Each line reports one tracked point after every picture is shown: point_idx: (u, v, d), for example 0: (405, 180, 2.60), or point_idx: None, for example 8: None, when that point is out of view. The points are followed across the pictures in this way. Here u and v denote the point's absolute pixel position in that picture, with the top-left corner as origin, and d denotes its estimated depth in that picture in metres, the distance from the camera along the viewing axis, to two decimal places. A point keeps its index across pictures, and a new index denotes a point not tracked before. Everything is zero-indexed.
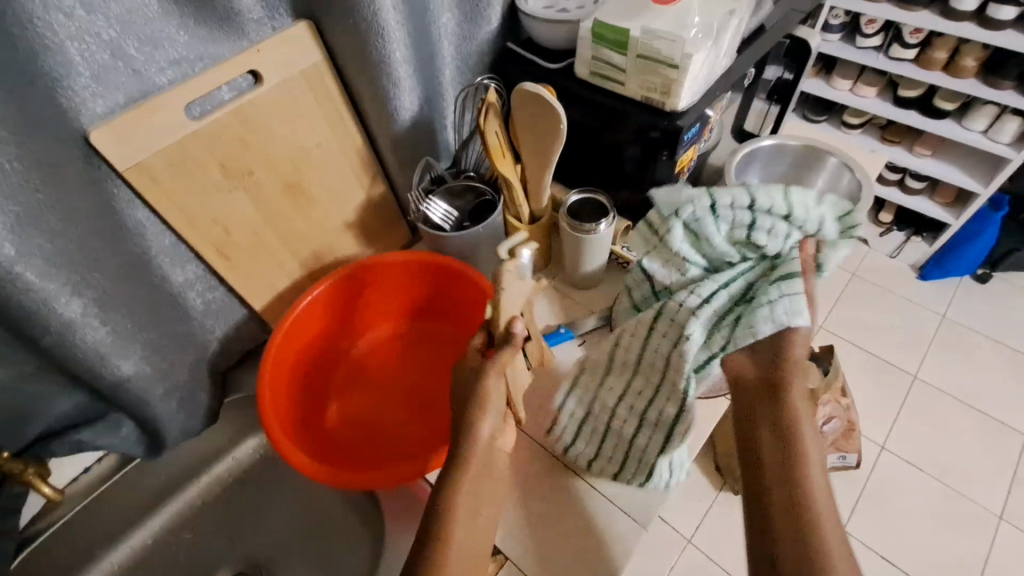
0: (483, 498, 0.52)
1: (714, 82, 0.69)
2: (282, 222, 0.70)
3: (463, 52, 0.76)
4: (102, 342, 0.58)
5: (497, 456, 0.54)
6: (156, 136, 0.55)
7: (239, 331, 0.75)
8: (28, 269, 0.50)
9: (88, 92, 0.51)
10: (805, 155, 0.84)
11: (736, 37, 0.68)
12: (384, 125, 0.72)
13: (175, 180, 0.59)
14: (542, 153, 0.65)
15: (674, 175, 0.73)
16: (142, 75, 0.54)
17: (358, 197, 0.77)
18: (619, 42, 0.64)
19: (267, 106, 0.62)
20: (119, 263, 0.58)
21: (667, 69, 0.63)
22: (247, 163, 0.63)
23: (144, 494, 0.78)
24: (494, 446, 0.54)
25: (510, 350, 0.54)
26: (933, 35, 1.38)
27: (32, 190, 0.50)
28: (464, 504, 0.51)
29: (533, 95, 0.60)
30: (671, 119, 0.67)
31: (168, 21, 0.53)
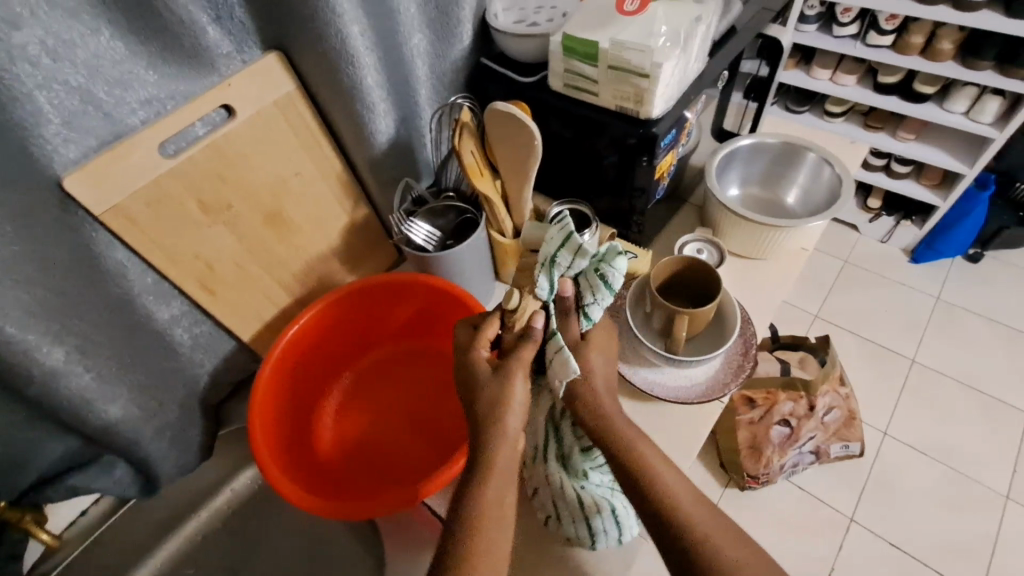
0: (510, 502, 0.49)
1: (688, 87, 0.69)
2: (265, 252, 0.70)
3: (438, 71, 0.76)
4: (88, 387, 0.58)
5: (518, 460, 0.51)
6: (132, 177, 0.55)
7: (229, 363, 0.75)
8: (7, 323, 0.50)
9: (59, 139, 0.51)
10: (785, 152, 0.84)
11: (707, 40, 0.68)
12: (362, 149, 0.72)
13: (153, 219, 0.59)
14: (520, 170, 0.65)
15: (654, 181, 0.74)
16: (114, 118, 0.54)
17: (341, 220, 0.77)
18: (589, 54, 0.64)
19: (242, 140, 0.62)
20: (101, 306, 0.58)
21: (638, 78, 0.63)
22: (225, 197, 0.63)
23: (143, 533, 0.78)
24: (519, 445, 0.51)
25: (530, 345, 0.54)
26: (908, 21, 1.39)
27: (8, 242, 0.49)
28: (490, 515, 0.47)
29: (504, 113, 0.60)
30: (647, 127, 0.67)
31: (136, 62, 0.53)
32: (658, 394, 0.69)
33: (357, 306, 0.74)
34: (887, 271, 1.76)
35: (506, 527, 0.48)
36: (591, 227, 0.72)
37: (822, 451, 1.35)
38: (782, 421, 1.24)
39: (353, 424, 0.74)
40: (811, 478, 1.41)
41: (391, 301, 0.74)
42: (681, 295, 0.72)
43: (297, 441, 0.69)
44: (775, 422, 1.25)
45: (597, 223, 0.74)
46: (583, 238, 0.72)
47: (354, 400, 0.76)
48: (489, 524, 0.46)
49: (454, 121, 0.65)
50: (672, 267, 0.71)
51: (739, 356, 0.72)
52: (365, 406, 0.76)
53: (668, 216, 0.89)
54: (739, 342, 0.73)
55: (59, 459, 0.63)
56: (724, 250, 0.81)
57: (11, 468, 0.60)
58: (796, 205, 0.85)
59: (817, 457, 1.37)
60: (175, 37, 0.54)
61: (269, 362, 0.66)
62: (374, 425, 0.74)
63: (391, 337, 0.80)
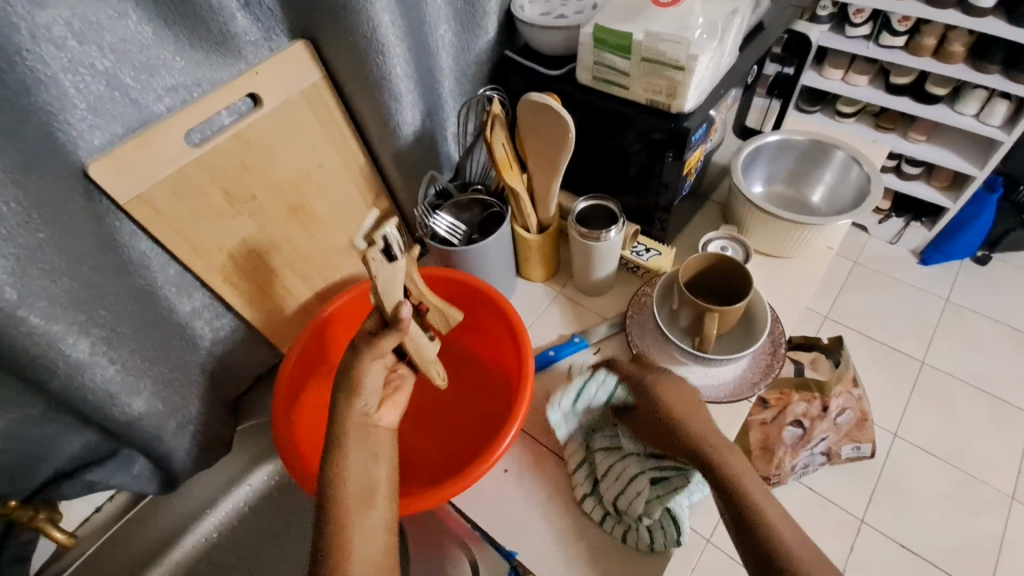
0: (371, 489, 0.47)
1: (718, 82, 0.68)
2: (288, 244, 0.69)
3: (462, 63, 0.75)
4: (111, 381, 0.57)
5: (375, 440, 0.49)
6: (157, 165, 0.54)
7: (249, 358, 0.74)
8: (32, 313, 0.48)
9: (86, 125, 0.49)
10: (810, 151, 0.83)
11: (739, 35, 0.67)
12: (386, 142, 0.71)
13: (177, 209, 0.57)
14: (550, 164, 0.64)
15: (682, 176, 0.72)
16: (140, 104, 0.53)
17: (363, 215, 0.76)
18: (621, 46, 0.63)
19: (267, 129, 0.61)
20: (125, 298, 0.57)
21: (672, 71, 0.62)
22: (249, 188, 0.62)
23: (159, 529, 0.76)
24: (376, 424, 0.51)
25: (397, 334, 0.53)
26: (922, 22, 1.38)
27: (34, 229, 0.48)
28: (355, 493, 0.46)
29: (535, 106, 0.59)
30: (678, 121, 0.66)
31: (164, 48, 0.52)
32: None
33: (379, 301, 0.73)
34: (897, 272, 1.75)
35: (371, 505, 0.46)
36: (618, 223, 0.71)
37: (833, 453, 1.35)
38: (794, 422, 1.24)
39: None
40: (822, 480, 1.40)
41: None
42: (709, 293, 0.71)
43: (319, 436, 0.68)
44: (787, 423, 1.25)
45: (623, 218, 0.71)
46: (610, 234, 0.70)
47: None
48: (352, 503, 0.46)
49: (486, 113, 0.63)
50: (701, 264, 0.69)
51: (768, 355, 0.71)
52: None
53: (690, 214, 0.88)
54: (768, 341, 0.72)
55: (78, 454, 0.61)
56: (749, 248, 0.79)
57: (28, 463, 0.59)
58: (821, 204, 0.84)
59: (827, 459, 1.37)
60: (203, 23, 0.53)
61: (290, 357, 0.64)
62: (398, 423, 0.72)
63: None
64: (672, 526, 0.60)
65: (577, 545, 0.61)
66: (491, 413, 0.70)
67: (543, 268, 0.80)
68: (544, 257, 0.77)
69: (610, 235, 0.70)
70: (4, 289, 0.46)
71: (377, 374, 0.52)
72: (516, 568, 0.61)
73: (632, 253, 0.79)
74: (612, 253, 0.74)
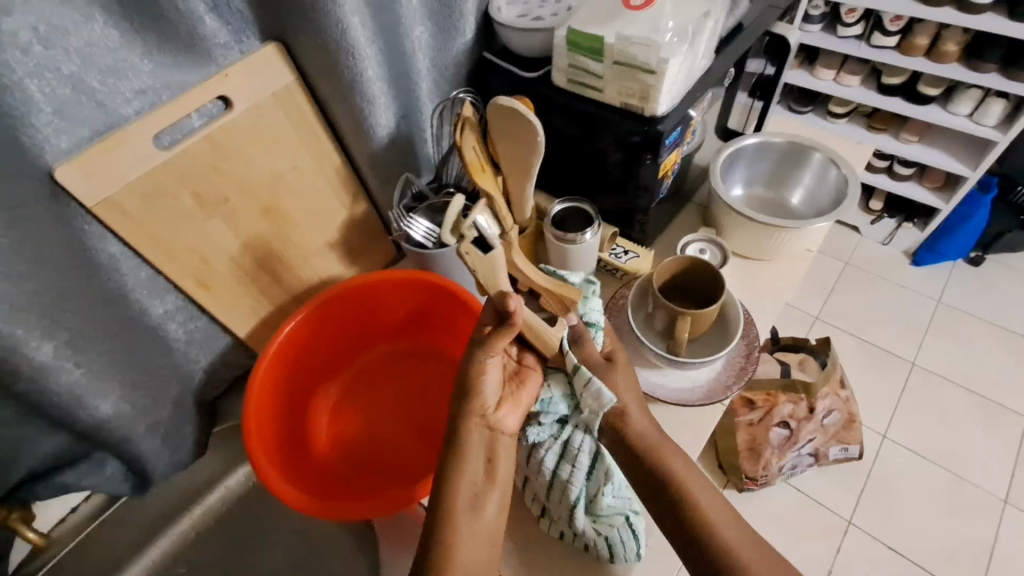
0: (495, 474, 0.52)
1: (693, 84, 0.68)
2: (262, 246, 0.69)
3: (439, 65, 0.75)
4: (76, 383, 0.57)
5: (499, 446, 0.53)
6: (125, 169, 0.54)
7: (225, 359, 0.74)
8: None
9: (52, 128, 0.49)
10: (790, 153, 0.83)
11: (714, 38, 0.67)
12: (361, 144, 0.71)
13: (147, 212, 0.57)
14: (522, 166, 0.63)
15: (658, 179, 0.72)
16: (108, 108, 0.53)
17: (339, 216, 0.76)
18: (594, 49, 0.63)
19: (239, 132, 0.61)
20: (94, 301, 0.57)
21: (644, 74, 0.62)
22: (221, 190, 0.62)
23: (135, 529, 0.77)
24: (495, 428, 0.54)
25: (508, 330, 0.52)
26: (914, 22, 1.38)
27: None
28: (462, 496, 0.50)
29: (506, 109, 0.58)
30: (652, 124, 0.66)
31: (131, 51, 0.52)
32: (659, 396, 0.68)
33: (355, 302, 0.72)
34: (888, 273, 1.75)
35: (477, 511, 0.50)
36: (593, 225, 0.71)
37: (822, 454, 1.35)
38: (781, 423, 1.24)
39: (348, 421, 0.73)
40: (810, 480, 1.41)
41: (386, 298, 0.73)
42: (684, 296, 0.71)
43: (290, 435, 0.69)
44: (774, 424, 1.25)
45: (599, 221, 0.71)
46: (585, 237, 0.70)
47: (351, 397, 0.75)
48: (461, 501, 0.49)
49: (456, 117, 0.64)
50: (674, 268, 0.69)
51: (742, 359, 0.70)
52: (362, 403, 0.74)
53: (670, 216, 0.88)
54: (743, 344, 0.72)
55: (50, 456, 0.61)
56: (726, 248, 0.80)
57: None
58: (800, 207, 0.84)
59: (815, 459, 1.37)
60: (172, 27, 0.53)
61: (263, 359, 0.64)
62: (369, 421, 0.73)
63: (390, 335, 0.78)
64: (632, 541, 0.60)
65: None
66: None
67: None
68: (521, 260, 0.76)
69: (585, 238, 0.70)
70: None
71: (494, 373, 0.54)
72: None
73: (610, 256, 0.79)
74: (589, 256, 0.74)
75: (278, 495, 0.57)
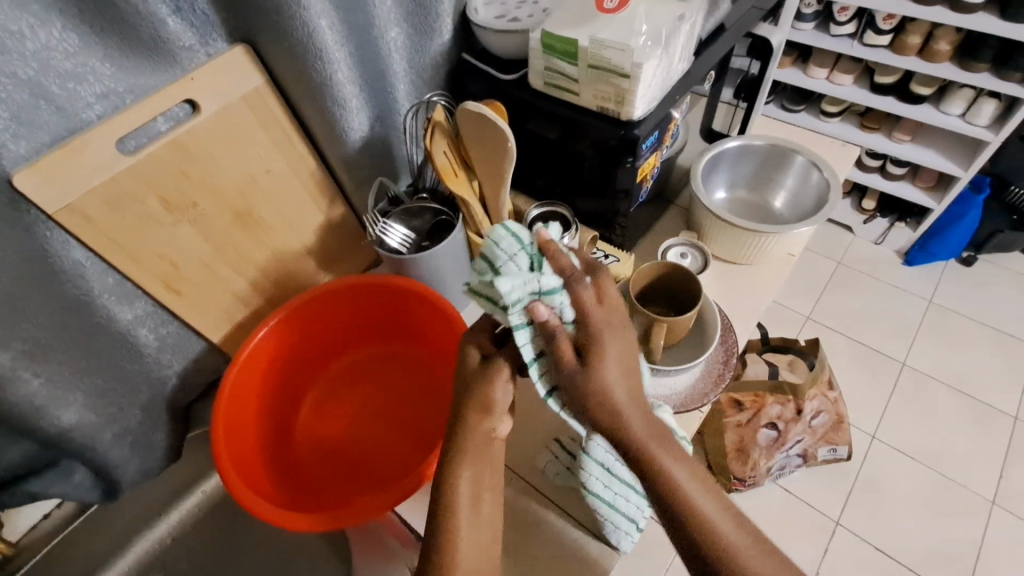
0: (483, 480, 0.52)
1: (672, 87, 0.67)
2: (235, 251, 0.68)
3: (417, 66, 0.74)
4: (38, 393, 0.56)
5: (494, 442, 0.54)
6: (87, 175, 0.53)
7: (199, 365, 0.73)
8: None
9: (8, 135, 0.49)
10: (771, 155, 0.82)
11: (692, 41, 0.66)
12: (336, 148, 0.70)
13: (112, 218, 0.57)
14: (495, 172, 0.63)
15: (636, 183, 0.71)
16: (69, 113, 0.52)
17: (316, 219, 0.76)
18: (569, 52, 0.62)
19: (207, 136, 0.60)
20: (57, 309, 0.56)
21: (618, 78, 0.61)
22: (190, 195, 0.61)
23: (110, 535, 0.76)
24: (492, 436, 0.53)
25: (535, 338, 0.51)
26: (906, 21, 1.37)
27: None
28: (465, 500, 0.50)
29: (476, 115, 0.57)
30: (628, 128, 0.65)
31: (92, 55, 0.51)
32: None
33: (328, 308, 0.72)
34: (879, 273, 1.75)
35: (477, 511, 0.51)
36: (570, 230, 0.70)
37: (810, 454, 1.34)
38: (769, 423, 1.24)
39: (325, 429, 0.72)
40: (798, 481, 1.40)
41: (362, 301, 0.73)
42: (662, 301, 0.70)
43: (263, 442, 0.68)
44: (762, 425, 1.25)
45: (577, 226, 0.71)
46: (562, 241, 0.69)
47: (328, 404, 0.75)
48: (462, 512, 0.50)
49: (427, 120, 0.62)
50: (652, 273, 0.68)
51: (720, 364, 0.70)
52: (337, 411, 0.74)
53: (653, 219, 0.87)
54: (721, 349, 0.71)
55: (17, 464, 0.61)
56: (708, 254, 0.79)
57: None
58: (783, 210, 0.83)
59: (803, 460, 1.36)
60: (134, 30, 0.52)
61: (234, 367, 0.64)
62: (344, 430, 0.72)
63: (367, 342, 0.78)
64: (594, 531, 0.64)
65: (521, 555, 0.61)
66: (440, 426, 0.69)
67: None
68: None
69: (562, 242, 0.69)
70: None
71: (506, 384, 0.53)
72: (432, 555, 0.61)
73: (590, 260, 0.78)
74: None
75: (245, 505, 0.56)
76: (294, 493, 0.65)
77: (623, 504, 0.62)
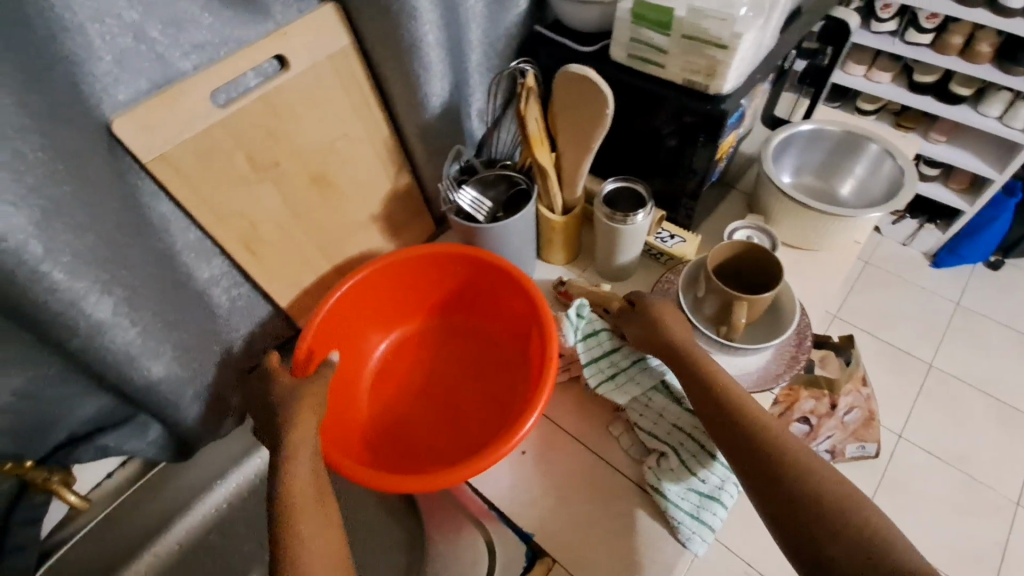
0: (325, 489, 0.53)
1: (758, 65, 0.66)
2: (309, 214, 0.68)
3: (491, 38, 0.74)
4: (131, 343, 0.55)
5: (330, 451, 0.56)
6: (182, 126, 0.53)
7: (264, 330, 0.72)
8: (55, 268, 0.46)
9: (111, 79, 0.48)
10: (844, 142, 0.81)
11: (781, 18, 0.66)
12: (411, 116, 0.70)
13: (200, 172, 0.56)
14: (582, 143, 0.62)
15: (713, 162, 0.70)
16: (166, 61, 0.51)
17: (384, 188, 0.75)
18: (662, 21, 0.61)
19: (293, 95, 0.60)
20: (147, 261, 0.55)
21: (714, 49, 0.60)
22: (273, 154, 0.61)
23: (167, 499, 0.76)
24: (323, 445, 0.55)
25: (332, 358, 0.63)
26: (949, 20, 1.35)
27: (58, 182, 0.46)
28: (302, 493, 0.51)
29: (580, 78, 0.56)
30: (716, 102, 0.64)
31: (193, 2, 0.50)
32: None
33: (401, 276, 0.72)
34: (907, 274, 1.74)
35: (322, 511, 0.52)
36: (647, 208, 0.69)
37: (838, 450, 1.34)
38: (802, 418, 1.20)
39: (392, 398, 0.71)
40: None
41: (436, 270, 0.72)
42: (737, 281, 0.70)
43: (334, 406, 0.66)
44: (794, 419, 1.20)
45: (653, 203, 0.70)
46: (637, 218, 0.69)
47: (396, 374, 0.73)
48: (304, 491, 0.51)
49: (519, 86, 0.62)
50: (725, 254, 0.67)
51: (792, 347, 0.69)
52: (408, 384, 0.73)
53: (716, 202, 0.86)
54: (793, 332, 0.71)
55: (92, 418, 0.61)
56: (776, 237, 0.78)
57: (41, 427, 0.58)
58: (850, 198, 0.83)
59: (832, 456, 1.36)
60: None
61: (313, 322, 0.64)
62: (416, 403, 0.71)
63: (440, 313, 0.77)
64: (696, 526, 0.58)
65: (594, 529, 0.60)
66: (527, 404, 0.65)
67: (564, 251, 0.79)
68: (567, 237, 0.76)
69: (638, 218, 0.68)
70: (31, 243, 0.44)
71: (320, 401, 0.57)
72: (532, 550, 0.59)
73: (656, 241, 0.77)
74: (637, 239, 0.72)
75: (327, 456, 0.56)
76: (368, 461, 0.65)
77: (710, 519, 0.58)
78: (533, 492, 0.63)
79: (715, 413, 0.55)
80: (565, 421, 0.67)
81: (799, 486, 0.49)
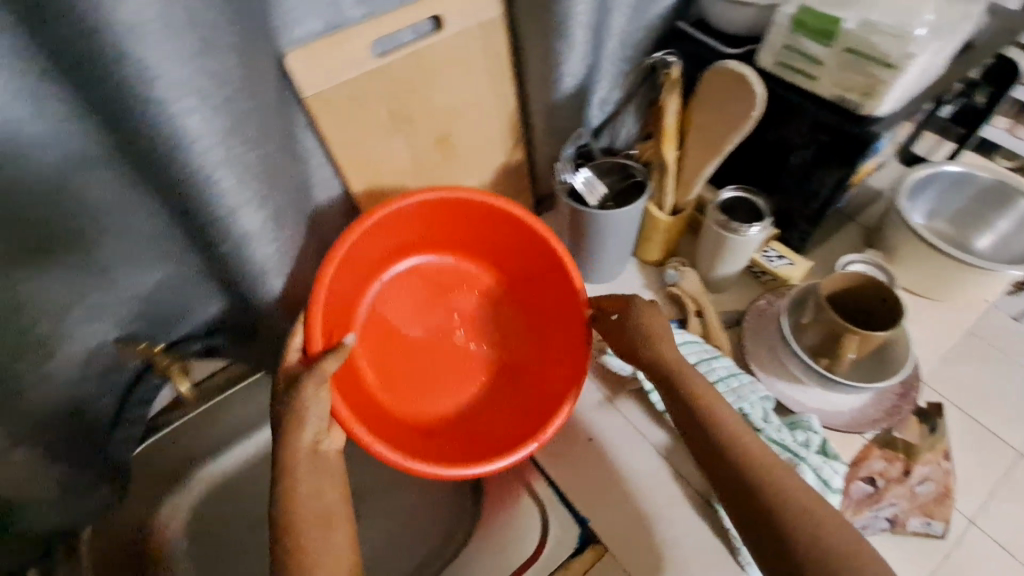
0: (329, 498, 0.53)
1: (919, 93, 0.63)
2: (428, 172, 0.71)
3: (633, 29, 0.73)
4: (267, 258, 0.59)
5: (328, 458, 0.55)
6: (343, 68, 0.56)
7: None
8: (227, 176, 0.51)
9: (294, 15, 0.52)
10: (991, 192, 0.75)
11: (955, 45, 0.61)
12: (540, 93, 0.72)
13: (347, 114, 0.60)
14: (713, 146, 0.61)
15: (846, 187, 0.67)
16: (342, 6, 0.55)
17: (498, 160, 0.77)
18: (826, 31, 0.59)
19: (440, 55, 0.62)
20: (286, 188, 0.60)
21: (878, 68, 0.57)
22: (411, 109, 0.64)
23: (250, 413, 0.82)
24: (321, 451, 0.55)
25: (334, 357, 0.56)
26: None
27: (246, 100, 0.50)
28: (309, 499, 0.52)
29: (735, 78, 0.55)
30: (863, 125, 0.60)
31: None
32: (801, 411, 0.64)
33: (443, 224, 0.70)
34: None
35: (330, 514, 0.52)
36: (763, 222, 0.67)
37: None
38: None
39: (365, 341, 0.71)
40: None
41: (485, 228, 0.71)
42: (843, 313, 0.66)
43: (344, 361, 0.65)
44: None
45: (771, 219, 0.67)
46: (751, 230, 0.67)
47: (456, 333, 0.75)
48: (302, 471, 0.53)
49: (663, 77, 0.61)
50: (842, 282, 0.64)
51: (896, 395, 0.66)
52: (427, 334, 0.72)
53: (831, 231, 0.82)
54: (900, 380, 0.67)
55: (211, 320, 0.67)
56: (894, 277, 0.73)
57: (169, 319, 0.65)
58: (987, 252, 0.76)
59: None
60: None
61: (329, 260, 0.59)
62: (436, 359, 0.71)
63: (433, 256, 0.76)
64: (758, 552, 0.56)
65: (652, 531, 0.59)
66: (563, 376, 0.67)
67: (661, 251, 0.78)
68: (669, 237, 0.75)
69: (752, 230, 0.66)
70: (216, 150, 0.49)
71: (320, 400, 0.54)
72: (586, 535, 0.60)
73: (762, 259, 0.74)
74: (744, 252, 0.70)
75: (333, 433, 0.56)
76: (394, 429, 0.65)
77: None
78: (594, 482, 0.62)
79: (712, 450, 0.54)
80: (637, 418, 0.66)
81: (788, 517, 0.49)
